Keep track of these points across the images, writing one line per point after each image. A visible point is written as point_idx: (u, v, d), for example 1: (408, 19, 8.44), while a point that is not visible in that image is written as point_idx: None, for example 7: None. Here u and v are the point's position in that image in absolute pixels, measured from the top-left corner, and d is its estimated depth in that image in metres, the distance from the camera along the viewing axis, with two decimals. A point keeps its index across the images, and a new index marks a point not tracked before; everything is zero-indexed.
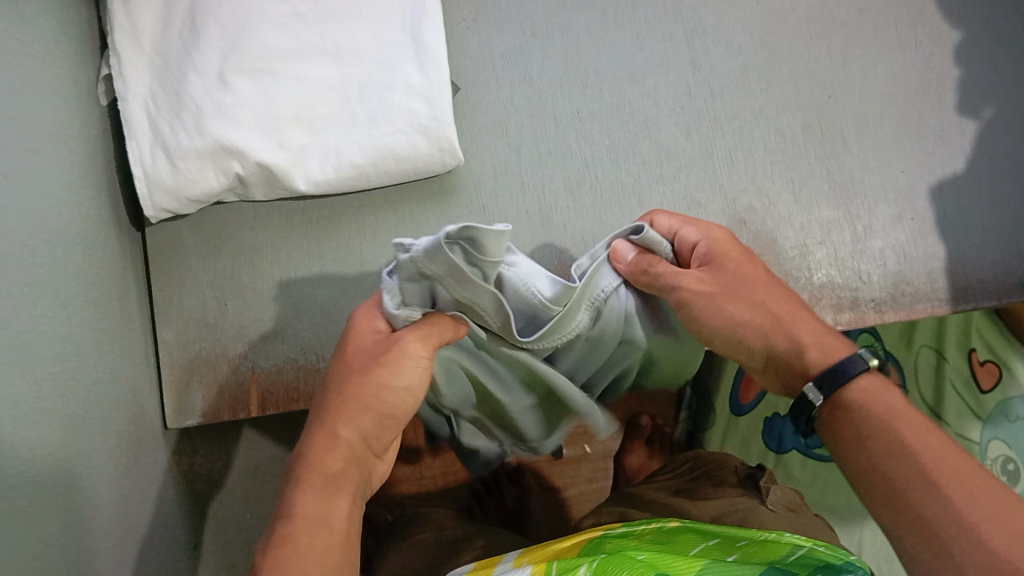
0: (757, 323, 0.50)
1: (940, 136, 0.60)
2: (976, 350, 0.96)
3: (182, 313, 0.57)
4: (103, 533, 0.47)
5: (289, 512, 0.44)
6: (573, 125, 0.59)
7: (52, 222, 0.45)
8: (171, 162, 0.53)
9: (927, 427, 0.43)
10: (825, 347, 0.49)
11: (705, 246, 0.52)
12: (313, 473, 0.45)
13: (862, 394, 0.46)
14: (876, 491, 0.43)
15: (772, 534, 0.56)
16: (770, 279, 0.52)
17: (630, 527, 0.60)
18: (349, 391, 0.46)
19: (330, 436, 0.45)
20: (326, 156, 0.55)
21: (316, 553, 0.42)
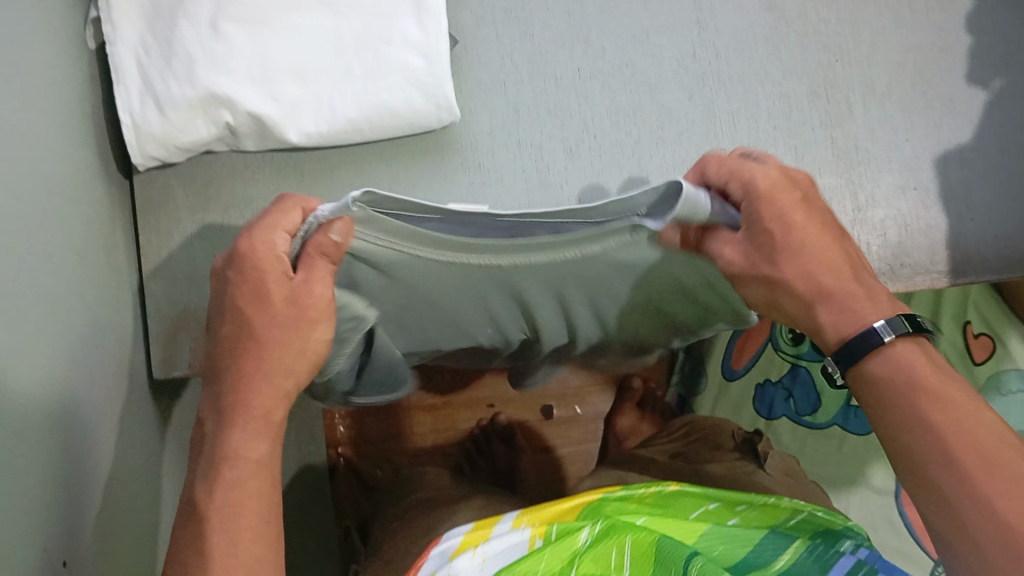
0: (801, 296, 0.44)
1: (948, 106, 0.59)
2: (970, 323, 0.99)
3: (170, 264, 0.56)
4: (86, 486, 0.46)
5: (231, 457, 0.42)
6: (574, 84, 0.58)
7: (38, 170, 0.44)
8: (161, 111, 0.52)
9: (955, 392, 0.40)
10: (849, 312, 0.43)
11: (748, 200, 0.43)
12: (251, 418, 0.42)
13: (880, 364, 0.42)
14: (900, 461, 0.41)
15: (770, 500, 0.57)
16: (824, 235, 0.44)
17: (629, 488, 0.58)
18: (267, 333, 0.42)
19: (268, 380, 0.43)
20: (320, 110, 0.54)
21: (259, 511, 0.42)
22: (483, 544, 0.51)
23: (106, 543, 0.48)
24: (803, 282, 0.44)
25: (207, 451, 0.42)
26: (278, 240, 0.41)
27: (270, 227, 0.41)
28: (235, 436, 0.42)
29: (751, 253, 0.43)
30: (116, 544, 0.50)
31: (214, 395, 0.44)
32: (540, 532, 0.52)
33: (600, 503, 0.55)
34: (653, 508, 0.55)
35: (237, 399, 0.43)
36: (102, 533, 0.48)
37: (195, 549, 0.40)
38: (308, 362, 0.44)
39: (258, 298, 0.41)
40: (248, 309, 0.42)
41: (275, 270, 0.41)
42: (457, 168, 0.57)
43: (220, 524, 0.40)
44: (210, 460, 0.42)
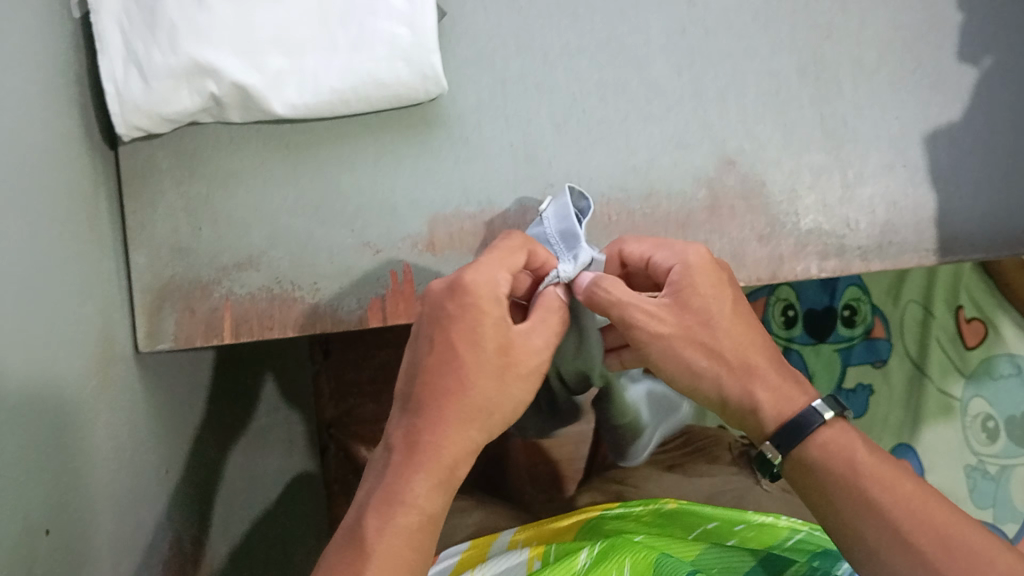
0: (715, 373, 0.47)
1: (936, 84, 0.57)
2: (963, 307, 1.00)
3: (154, 237, 0.56)
4: (65, 453, 0.46)
5: (404, 499, 0.42)
6: (562, 59, 0.57)
7: (13, 140, 0.44)
8: (145, 82, 0.52)
9: (893, 476, 0.44)
10: (781, 397, 0.47)
11: (679, 272, 0.48)
12: (438, 465, 0.43)
13: (822, 450, 0.46)
14: (852, 549, 0.44)
15: (767, 519, 0.63)
16: (739, 313, 0.48)
17: (626, 505, 0.66)
18: (477, 378, 0.44)
19: (457, 426, 0.44)
20: (304, 80, 0.54)
21: (411, 560, 0.41)
22: (483, 565, 0.57)
23: (84, 512, 0.48)
24: (741, 353, 0.47)
25: (388, 481, 0.43)
26: (498, 286, 0.45)
27: (490, 267, 0.46)
28: (415, 479, 0.42)
29: (669, 322, 0.47)
30: (99, 514, 0.51)
31: (407, 428, 0.44)
32: (537, 553, 0.56)
33: (596, 526, 0.63)
34: (650, 526, 0.63)
35: (431, 442, 0.43)
36: (82, 502, 0.48)
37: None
38: (494, 415, 0.45)
39: (475, 351, 0.44)
40: (463, 352, 0.44)
41: (492, 316, 0.45)
42: (444, 142, 0.57)
43: (379, 565, 0.40)
44: (386, 495, 0.42)
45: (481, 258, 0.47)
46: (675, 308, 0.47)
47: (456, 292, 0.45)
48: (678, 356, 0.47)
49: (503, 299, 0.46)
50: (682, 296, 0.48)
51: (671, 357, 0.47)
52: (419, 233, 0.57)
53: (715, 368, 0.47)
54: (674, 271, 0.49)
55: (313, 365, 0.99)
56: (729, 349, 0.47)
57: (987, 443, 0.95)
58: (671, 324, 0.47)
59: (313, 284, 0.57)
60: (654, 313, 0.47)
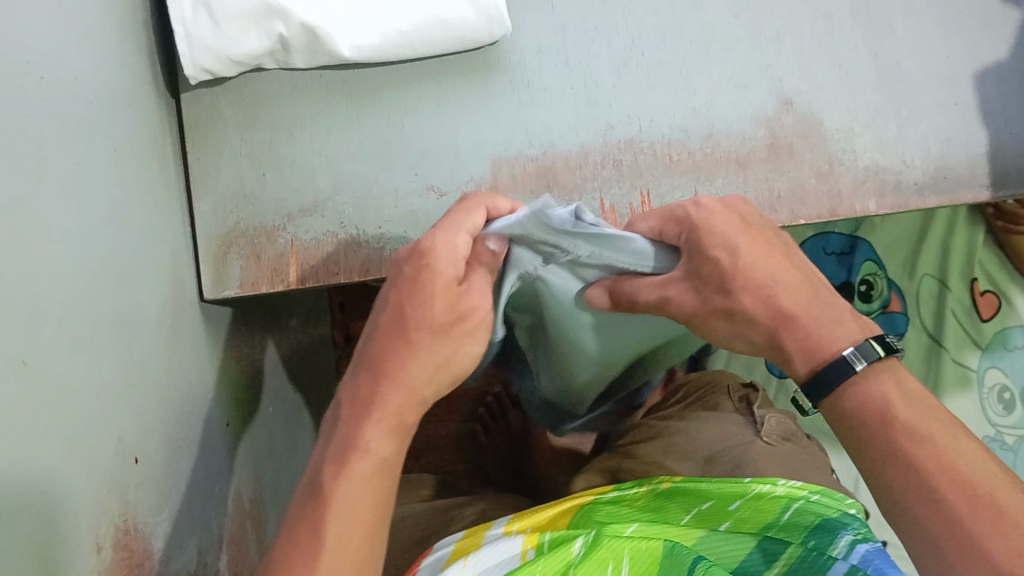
0: (753, 337, 0.44)
1: (983, 23, 0.59)
2: (977, 280, 1.01)
3: (220, 184, 0.56)
4: (146, 388, 0.46)
5: (356, 447, 0.42)
6: (619, 3, 0.58)
7: (87, 78, 0.44)
8: (214, 22, 0.52)
9: (934, 424, 0.40)
10: (811, 345, 0.43)
11: (687, 236, 0.43)
12: (387, 412, 0.43)
13: (857, 399, 0.42)
14: (884, 503, 0.41)
15: (765, 488, 0.55)
16: (765, 263, 0.43)
17: (620, 491, 0.61)
18: (421, 335, 0.43)
19: (401, 379, 0.43)
20: (372, 23, 0.54)
21: (370, 505, 0.42)
22: (474, 554, 0.51)
23: (163, 453, 0.48)
24: (767, 309, 0.43)
25: (340, 435, 0.43)
26: (457, 249, 0.43)
27: (449, 231, 0.43)
28: (367, 427, 0.42)
29: (685, 299, 0.44)
30: (175, 455, 0.51)
31: (355, 385, 0.44)
32: (531, 541, 0.51)
33: (590, 510, 0.58)
34: (642, 513, 0.57)
35: (375, 393, 0.43)
36: (163, 438, 0.48)
37: (313, 530, 0.40)
38: (449, 371, 0.45)
39: (423, 309, 0.43)
40: (402, 307, 0.43)
41: (445, 278, 0.42)
42: (506, 86, 0.58)
43: (339, 510, 0.41)
44: (338, 448, 0.42)
45: (443, 217, 0.43)
46: (689, 279, 0.44)
47: (414, 256, 0.43)
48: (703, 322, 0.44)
49: (462, 259, 0.43)
50: (693, 261, 0.43)
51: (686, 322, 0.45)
52: (482, 175, 0.57)
53: (745, 336, 0.44)
54: (683, 234, 0.44)
55: (336, 349, 1.07)
56: (756, 313, 0.43)
57: (1004, 413, 0.97)
58: (687, 300, 0.44)
59: (378, 229, 0.57)
60: (655, 287, 0.44)
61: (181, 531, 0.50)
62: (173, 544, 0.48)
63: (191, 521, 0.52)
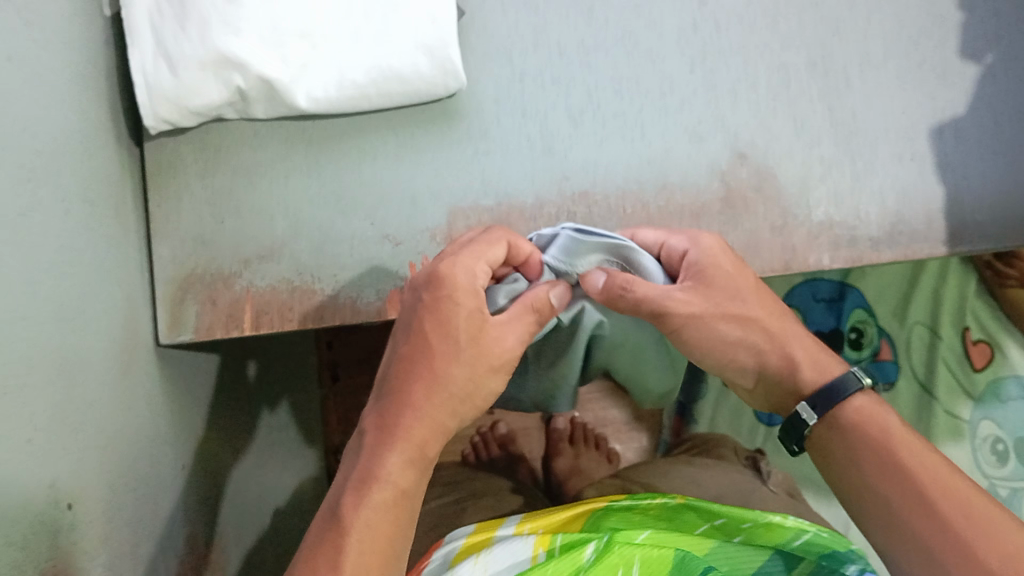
0: (755, 343, 0.51)
1: (942, 77, 0.59)
2: (968, 328, 0.98)
3: (179, 230, 0.57)
4: (88, 433, 0.47)
5: (377, 476, 0.43)
6: (578, 55, 0.59)
7: (42, 131, 0.45)
8: (174, 72, 0.53)
9: (919, 448, 0.45)
10: (818, 364, 0.50)
11: (695, 255, 0.52)
12: (409, 441, 0.44)
13: (856, 414, 0.47)
14: (879, 520, 0.44)
15: (773, 518, 0.54)
16: (757, 287, 0.52)
17: (634, 496, 0.59)
18: (449, 368, 0.46)
19: (422, 412, 0.45)
20: (329, 73, 0.55)
21: (389, 534, 0.42)
22: (485, 552, 0.51)
23: (105, 497, 0.49)
24: (776, 321, 0.51)
25: (363, 463, 0.44)
26: (475, 277, 0.47)
27: (469, 261, 0.47)
28: (390, 455, 0.43)
29: (694, 303, 0.50)
30: (122, 497, 0.51)
31: (378, 415, 0.46)
32: (544, 545, 0.51)
33: (602, 517, 0.56)
34: (657, 522, 0.56)
35: (399, 423, 0.44)
36: (107, 481, 0.49)
37: (329, 559, 0.40)
38: (471, 404, 0.47)
39: (448, 340, 0.46)
40: (430, 337, 0.46)
41: (466, 307, 0.47)
42: (463, 135, 0.58)
43: (360, 538, 0.41)
44: (359, 475, 0.43)
45: (460, 249, 0.48)
46: (699, 288, 0.50)
47: (433, 284, 0.47)
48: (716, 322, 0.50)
49: (479, 290, 0.47)
50: (701, 276, 0.51)
51: (694, 326, 0.50)
52: (438, 225, 0.58)
53: (750, 345, 0.51)
54: (688, 255, 0.52)
55: (319, 390, 1.02)
56: (765, 320, 0.51)
57: (997, 467, 0.92)
58: (696, 305, 0.50)
59: (333, 276, 0.57)
60: (680, 298, 0.50)
61: (119, 575, 0.50)
62: None
63: (134, 562, 0.52)
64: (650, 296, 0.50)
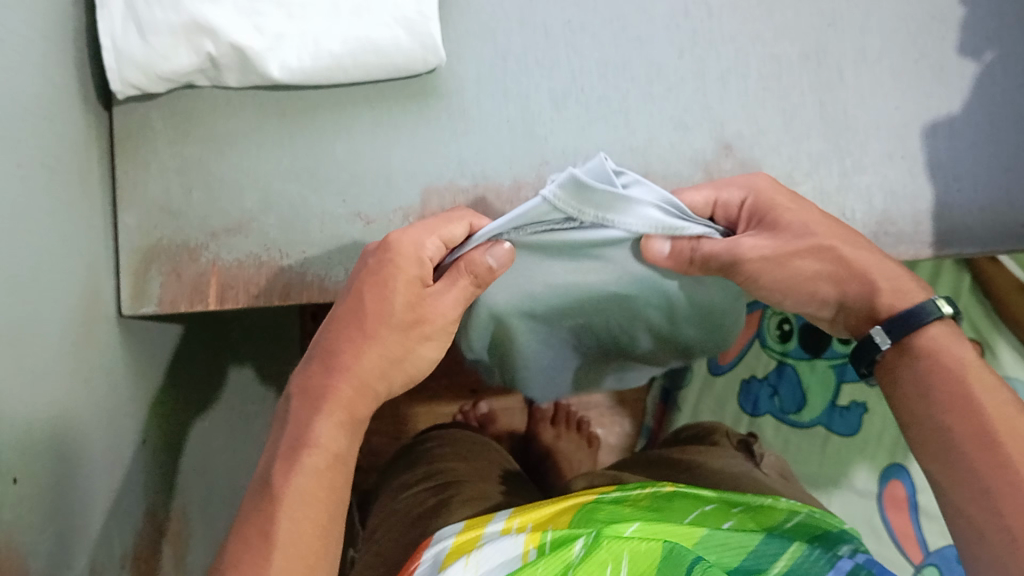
0: (828, 274, 0.49)
1: (939, 75, 0.58)
2: (960, 328, 0.94)
3: (145, 198, 0.56)
4: (41, 406, 0.46)
5: (309, 440, 0.46)
6: (563, 36, 0.57)
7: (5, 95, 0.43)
8: (143, 37, 0.51)
9: (990, 383, 0.44)
10: (899, 288, 0.48)
11: (751, 200, 0.51)
12: (338, 405, 0.48)
13: (932, 341, 0.46)
14: (940, 444, 0.44)
15: (765, 500, 0.53)
16: (827, 220, 0.50)
17: (624, 490, 0.54)
18: (380, 330, 0.49)
19: (356, 375, 0.48)
20: (305, 43, 0.53)
21: (326, 496, 0.45)
22: (476, 552, 0.48)
23: (59, 472, 0.48)
24: (855, 251, 0.48)
25: (293, 429, 0.47)
26: (423, 249, 0.48)
27: (419, 236, 0.48)
28: (321, 421, 0.47)
29: (767, 244, 0.49)
30: (77, 470, 0.50)
31: (307, 378, 0.49)
32: (534, 540, 0.47)
33: (591, 510, 0.51)
34: (647, 512, 0.51)
35: (328, 387, 0.48)
36: (60, 456, 0.48)
37: (267, 524, 0.43)
38: (401, 371, 0.50)
39: (384, 305, 0.48)
40: (368, 302, 0.48)
41: (409, 273, 0.48)
42: (441, 113, 0.57)
43: (292, 502, 0.44)
44: (293, 441, 0.46)
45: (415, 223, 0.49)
46: (766, 231, 0.49)
47: (381, 249, 0.49)
48: (790, 259, 0.48)
49: (424, 261, 0.48)
50: (766, 223, 0.50)
51: (769, 270, 0.49)
52: (412, 204, 0.56)
53: (830, 275, 0.49)
54: (748, 201, 0.51)
55: None
56: (846, 252, 0.48)
57: None
58: (768, 245, 0.49)
59: (302, 253, 0.56)
60: (755, 245, 0.48)
61: (70, 547, 0.49)
62: (60, 562, 0.48)
63: (85, 536, 0.51)
64: (716, 251, 0.48)
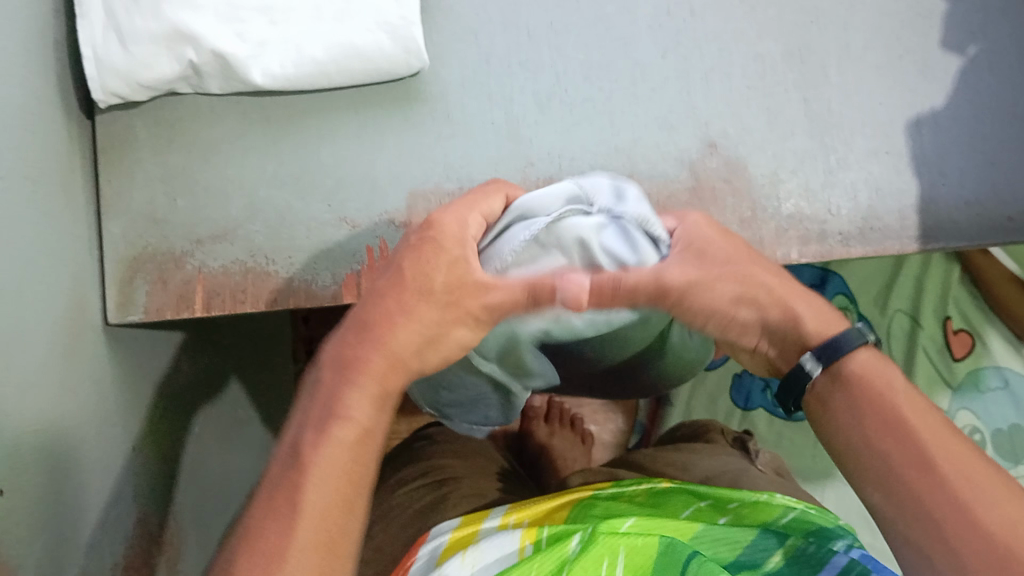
0: (746, 298, 0.46)
1: (922, 71, 0.58)
2: (951, 319, 0.94)
3: (130, 207, 0.56)
4: (28, 417, 0.46)
5: (341, 412, 0.42)
6: (547, 38, 0.57)
7: None
8: (124, 46, 0.51)
9: (922, 409, 0.42)
10: (824, 322, 0.47)
11: (682, 232, 0.48)
12: (369, 378, 0.43)
13: (861, 368, 0.44)
14: (872, 472, 0.42)
15: (761, 497, 0.53)
16: (754, 253, 0.48)
17: (619, 488, 0.55)
18: (416, 307, 0.43)
19: (391, 347, 0.43)
20: (287, 50, 0.53)
21: (355, 473, 0.42)
22: (473, 548, 0.47)
23: (47, 484, 0.48)
24: (785, 288, 0.47)
25: (321, 399, 0.43)
26: (467, 227, 0.45)
27: (463, 210, 0.46)
28: (353, 394, 0.43)
29: (693, 271, 0.45)
30: (65, 480, 0.50)
31: (338, 348, 0.44)
32: (530, 536, 0.47)
33: (587, 506, 0.52)
34: (645, 508, 0.52)
35: (361, 360, 0.43)
36: (47, 467, 0.48)
37: (291, 496, 0.40)
38: (438, 354, 0.44)
39: (426, 282, 0.43)
40: (409, 272, 0.44)
41: (451, 254, 0.44)
42: (425, 117, 0.57)
43: (319, 475, 0.41)
44: (322, 411, 0.42)
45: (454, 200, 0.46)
46: (696, 257, 0.46)
47: (423, 226, 0.45)
48: (715, 284, 0.45)
49: (470, 241, 0.45)
50: (694, 246, 0.46)
51: (692, 294, 0.45)
52: (397, 208, 0.56)
53: (753, 302, 0.46)
54: (676, 232, 0.48)
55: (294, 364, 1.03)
56: (775, 287, 0.47)
57: None
58: (695, 273, 0.45)
59: (288, 259, 0.56)
60: (678, 268, 0.45)
61: (59, 559, 0.49)
62: (49, 574, 0.47)
63: (74, 547, 0.51)
64: (641, 282, 0.44)
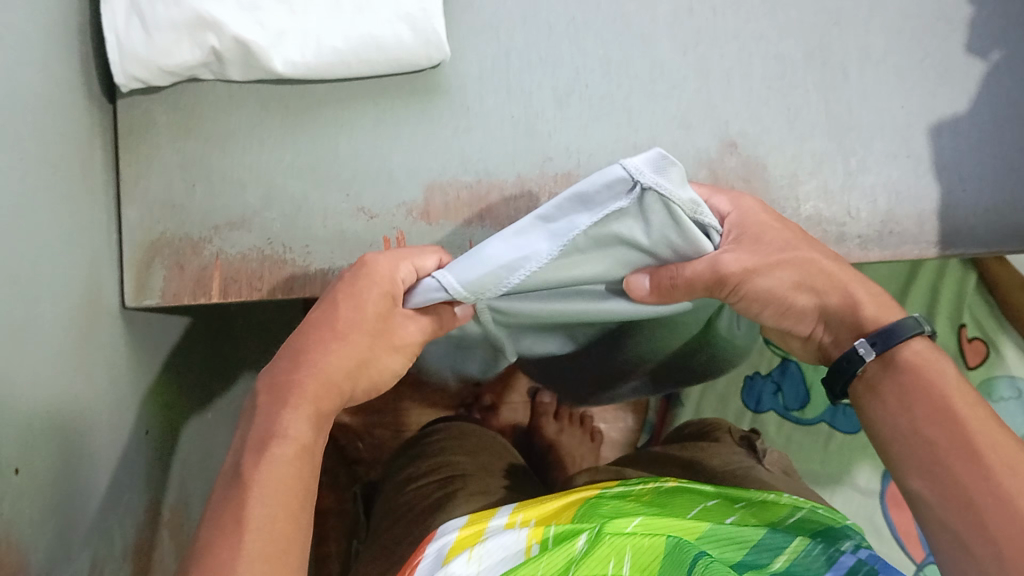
0: (808, 283, 0.48)
1: (944, 75, 0.57)
2: (965, 326, 0.93)
3: (148, 192, 0.56)
4: (42, 398, 0.46)
5: (277, 432, 0.43)
6: (567, 33, 0.57)
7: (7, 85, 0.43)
8: (146, 31, 0.52)
9: (970, 398, 0.44)
10: (880, 304, 0.48)
11: (736, 217, 0.49)
12: (305, 400, 0.45)
13: (914, 356, 0.46)
14: (918, 456, 0.43)
15: (769, 496, 0.53)
16: (806, 237, 0.50)
17: (628, 484, 0.55)
18: (349, 333, 0.47)
19: (314, 365, 0.46)
20: (307, 39, 0.53)
21: (295, 485, 0.42)
22: (480, 545, 0.48)
23: (60, 465, 0.48)
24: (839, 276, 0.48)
25: (259, 424, 0.44)
26: (397, 269, 0.48)
27: (389, 262, 0.48)
28: (287, 413, 0.44)
29: (744, 261, 0.47)
30: (78, 462, 0.50)
31: (274, 374, 0.46)
32: (536, 536, 0.47)
33: (595, 503, 0.51)
34: (649, 506, 0.51)
35: (292, 382, 0.45)
36: (60, 449, 0.48)
37: (235, 510, 0.40)
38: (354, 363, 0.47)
39: (356, 313, 0.47)
40: (341, 309, 0.47)
41: (380, 289, 0.47)
42: (444, 109, 0.57)
43: (260, 487, 0.41)
44: (260, 434, 0.43)
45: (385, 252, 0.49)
46: (748, 243, 0.47)
47: (357, 266, 0.48)
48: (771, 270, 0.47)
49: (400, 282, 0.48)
50: (745, 232, 0.48)
51: (751, 280, 0.47)
52: (414, 200, 0.56)
53: (809, 287, 0.48)
54: (730, 217, 0.49)
55: None
56: (830, 275, 0.48)
57: None
58: (747, 263, 0.47)
59: (305, 248, 0.56)
60: (733, 260, 0.46)
61: (71, 540, 0.49)
62: (60, 555, 0.48)
63: (85, 529, 0.51)
64: (697, 274, 0.46)
